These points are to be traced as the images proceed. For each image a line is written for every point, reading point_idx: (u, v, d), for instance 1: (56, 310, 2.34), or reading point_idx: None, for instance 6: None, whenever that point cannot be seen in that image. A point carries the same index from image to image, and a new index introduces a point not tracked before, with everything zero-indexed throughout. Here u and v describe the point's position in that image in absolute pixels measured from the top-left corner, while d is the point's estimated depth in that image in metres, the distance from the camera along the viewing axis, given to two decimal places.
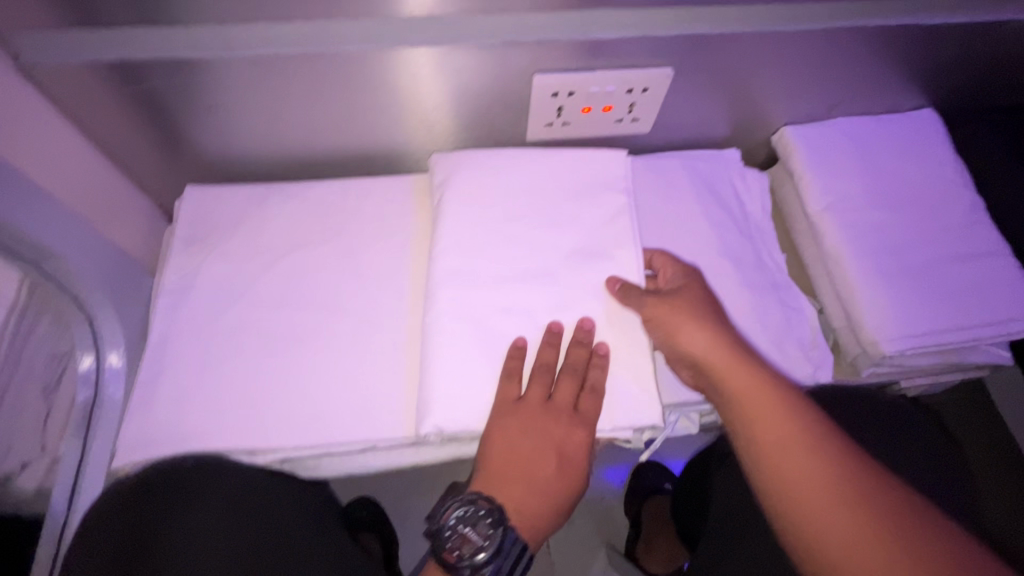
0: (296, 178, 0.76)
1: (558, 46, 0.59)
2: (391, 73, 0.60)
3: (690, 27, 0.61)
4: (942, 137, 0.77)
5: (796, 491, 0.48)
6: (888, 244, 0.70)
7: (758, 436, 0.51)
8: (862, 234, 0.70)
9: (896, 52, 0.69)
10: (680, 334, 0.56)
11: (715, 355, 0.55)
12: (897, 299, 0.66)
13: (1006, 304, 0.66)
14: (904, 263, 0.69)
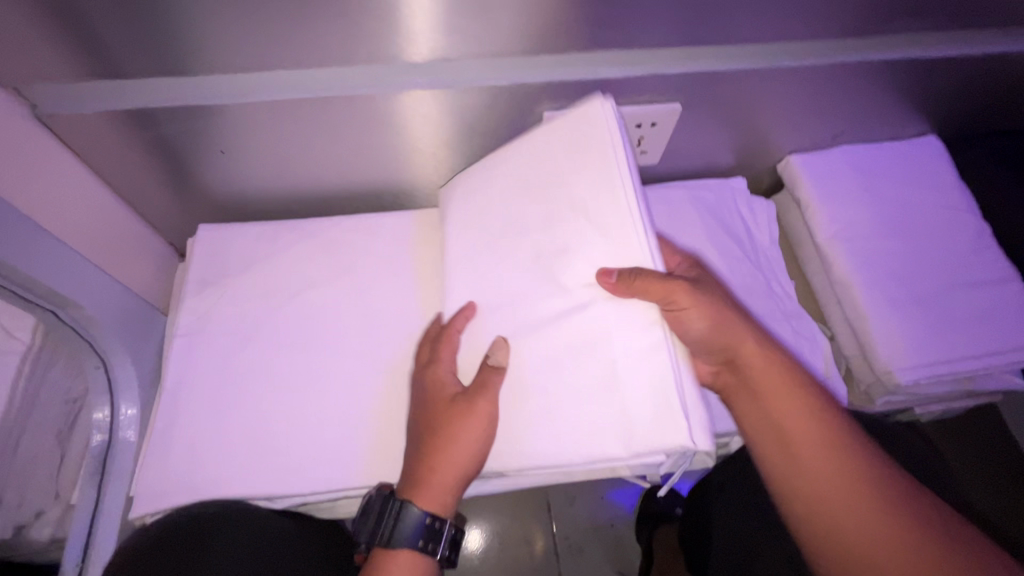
0: (306, 213, 0.76)
1: (569, 86, 0.60)
2: (403, 113, 0.61)
3: (697, 65, 0.62)
4: (946, 164, 0.78)
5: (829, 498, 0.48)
6: (897, 272, 0.70)
7: (790, 445, 0.49)
8: (870, 262, 0.71)
9: (898, 84, 0.71)
10: (717, 330, 0.51)
11: (735, 334, 0.52)
12: (909, 328, 0.67)
13: (1018, 331, 0.67)
14: (914, 291, 0.69)
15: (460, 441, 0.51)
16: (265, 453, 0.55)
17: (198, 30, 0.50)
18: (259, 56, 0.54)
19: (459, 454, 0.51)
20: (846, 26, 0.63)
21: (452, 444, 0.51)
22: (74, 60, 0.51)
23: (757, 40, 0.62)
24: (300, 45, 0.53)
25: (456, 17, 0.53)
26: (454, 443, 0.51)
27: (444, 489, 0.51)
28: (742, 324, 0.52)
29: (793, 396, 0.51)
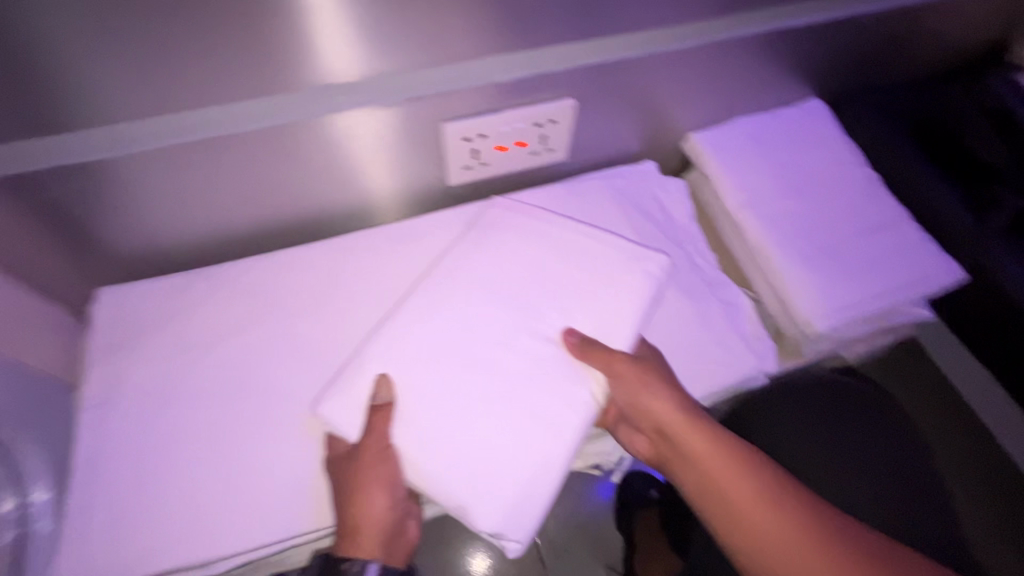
0: (220, 259, 0.73)
1: (460, 96, 0.61)
2: (299, 146, 0.60)
3: (583, 58, 0.64)
4: (831, 124, 0.84)
5: (757, 537, 0.50)
6: (802, 228, 0.74)
7: (722, 489, 0.53)
8: (776, 224, 0.74)
9: (774, 54, 0.75)
10: (647, 398, 0.57)
11: (676, 418, 0.56)
12: (822, 279, 0.70)
13: (915, 267, 0.72)
14: (821, 244, 0.73)
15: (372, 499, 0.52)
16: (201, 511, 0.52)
17: (63, 82, 0.48)
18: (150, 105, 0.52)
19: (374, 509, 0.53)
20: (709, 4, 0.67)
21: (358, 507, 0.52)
22: None
23: (632, 26, 0.66)
24: (195, 88, 0.53)
25: (331, 40, 0.53)
26: (364, 501, 0.52)
27: None
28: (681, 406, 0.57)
29: (727, 458, 0.54)
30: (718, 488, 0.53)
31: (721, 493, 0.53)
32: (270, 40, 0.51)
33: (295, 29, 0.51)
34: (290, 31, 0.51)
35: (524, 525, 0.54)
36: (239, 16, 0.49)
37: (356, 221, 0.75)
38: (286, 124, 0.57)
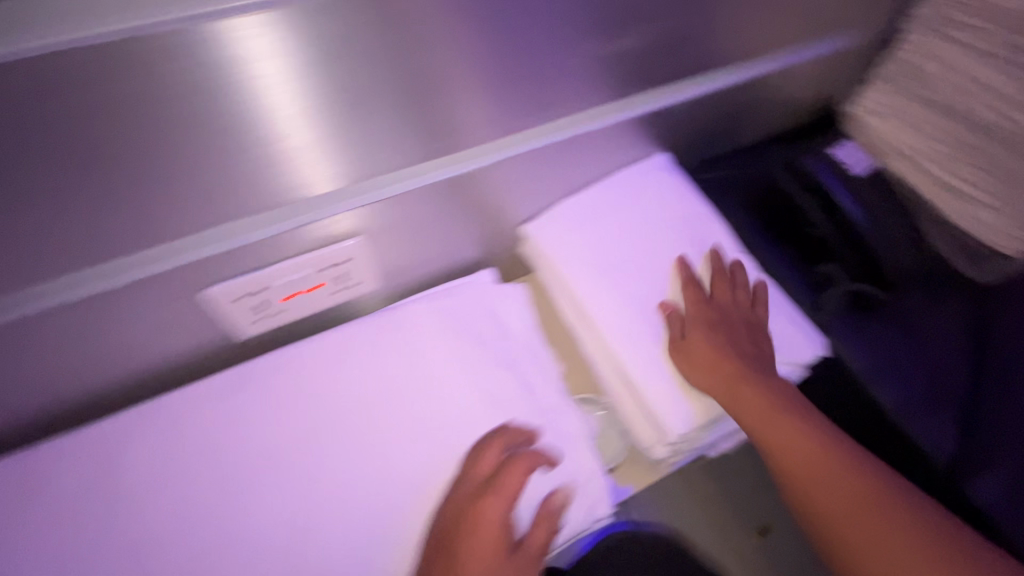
0: (14, 444, 0.65)
1: (213, 265, 0.56)
2: (38, 345, 0.55)
3: (344, 199, 0.59)
4: (676, 189, 0.78)
5: (860, 543, 0.54)
6: (647, 325, 0.69)
7: (803, 486, 0.58)
8: (617, 320, 0.69)
9: (584, 147, 0.71)
10: (717, 369, 0.63)
11: (805, 439, 0.59)
12: (669, 379, 0.65)
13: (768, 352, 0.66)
14: (666, 334, 0.68)
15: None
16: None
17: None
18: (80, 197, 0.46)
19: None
20: (508, 121, 0.62)
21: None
22: None
23: (410, 159, 0.60)
24: (266, 175, 0.52)
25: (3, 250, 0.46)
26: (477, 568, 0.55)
27: None
28: (766, 398, 0.61)
29: (828, 464, 0.57)
30: (814, 496, 0.57)
31: (829, 491, 0.57)
32: (314, 144, 0.52)
33: (342, 130, 0.52)
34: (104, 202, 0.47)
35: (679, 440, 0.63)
36: (308, 121, 0.50)
37: (176, 374, 0.69)
38: (33, 321, 0.52)
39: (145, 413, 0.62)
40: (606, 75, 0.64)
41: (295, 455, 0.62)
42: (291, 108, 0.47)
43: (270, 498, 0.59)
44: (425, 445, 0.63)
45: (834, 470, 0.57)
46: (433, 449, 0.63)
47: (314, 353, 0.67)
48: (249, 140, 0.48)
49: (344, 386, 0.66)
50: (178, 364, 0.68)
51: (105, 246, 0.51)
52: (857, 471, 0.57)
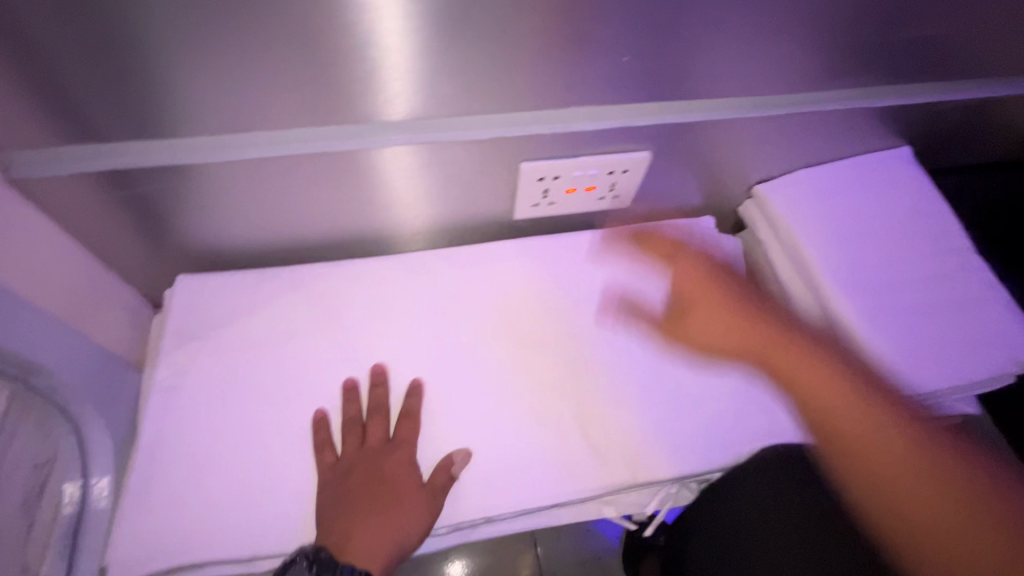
0: (292, 261, 0.74)
1: (541, 139, 0.62)
2: (380, 171, 0.62)
3: (653, 114, 0.65)
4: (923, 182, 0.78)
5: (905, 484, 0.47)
6: (882, 298, 0.70)
7: (825, 413, 0.52)
8: (848, 282, 0.71)
9: (853, 123, 0.75)
10: (683, 312, 0.65)
11: (830, 393, 0.53)
12: (897, 345, 0.67)
13: (1000, 348, 0.68)
14: (897, 306, 0.70)
15: (405, 518, 0.53)
16: (223, 503, 0.52)
17: (167, 88, 0.49)
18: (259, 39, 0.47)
19: (406, 530, 0.53)
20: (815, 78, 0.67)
21: (402, 515, 0.53)
22: (48, 122, 0.49)
23: (717, 95, 0.66)
24: (633, 70, 0.58)
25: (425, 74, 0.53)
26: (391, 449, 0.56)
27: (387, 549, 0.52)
28: (740, 317, 0.62)
29: (854, 404, 0.52)
30: (820, 411, 0.53)
31: (819, 396, 0.53)
32: (685, 52, 0.58)
33: (710, 45, 0.58)
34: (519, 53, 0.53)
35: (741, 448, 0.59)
36: (696, 30, 0.55)
37: (432, 240, 0.76)
38: (393, 150, 0.59)
39: (422, 258, 0.69)
40: (909, 62, 0.68)
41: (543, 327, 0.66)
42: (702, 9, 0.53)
43: (520, 352, 0.64)
44: (664, 341, 0.66)
45: (892, 462, 0.47)
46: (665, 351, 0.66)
47: (561, 246, 0.72)
48: (638, 42, 0.55)
49: (587, 277, 0.70)
50: (437, 226, 0.74)
51: (235, 106, 0.52)
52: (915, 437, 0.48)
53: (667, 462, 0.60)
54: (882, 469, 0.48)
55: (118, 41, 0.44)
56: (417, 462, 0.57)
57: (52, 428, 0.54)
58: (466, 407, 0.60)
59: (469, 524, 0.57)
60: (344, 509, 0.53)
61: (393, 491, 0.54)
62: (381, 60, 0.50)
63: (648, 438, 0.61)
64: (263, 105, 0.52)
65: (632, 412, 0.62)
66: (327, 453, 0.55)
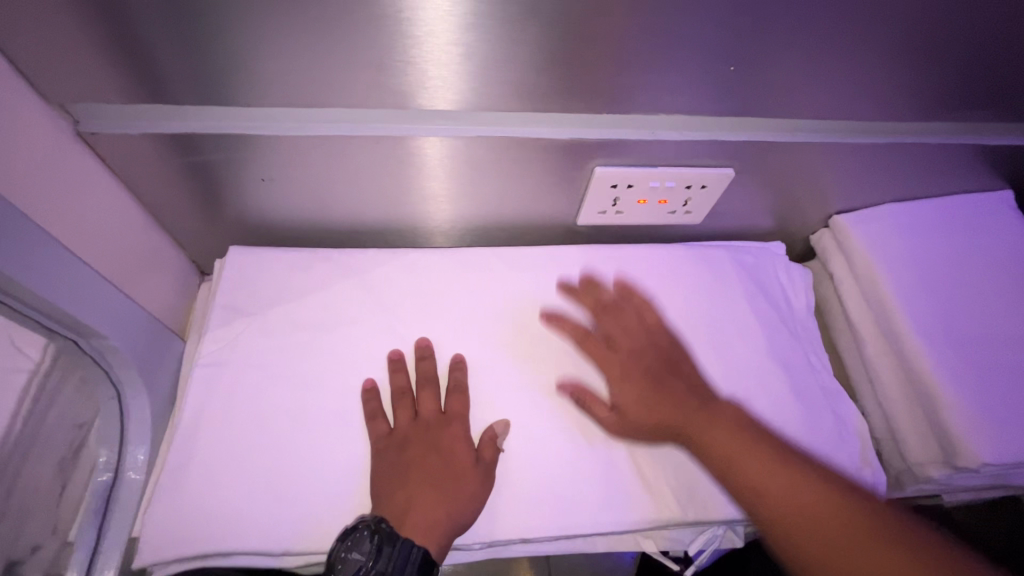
0: (342, 244, 0.71)
1: (621, 145, 0.59)
2: (447, 162, 0.59)
3: (743, 130, 0.61)
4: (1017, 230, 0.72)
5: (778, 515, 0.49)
6: (967, 353, 0.65)
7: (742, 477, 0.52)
8: (932, 331, 0.66)
9: (951, 160, 0.69)
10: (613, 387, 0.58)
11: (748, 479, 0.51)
12: (986, 407, 0.61)
13: None
14: (987, 364, 0.64)
15: (459, 494, 0.51)
16: (261, 488, 0.51)
17: (245, 55, 0.46)
18: (367, 19, 0.44)
19: (464, 508, 0.51)
20: (923, 108, 0.61)
21: (458, 491, 0.52)
22: (123, 80, 0.47)
23: (815, 116, 0.60)
24: (727, 83, 0.54)
25: (510, 67, 0.50)
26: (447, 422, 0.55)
27: (441, 526, 0.50)
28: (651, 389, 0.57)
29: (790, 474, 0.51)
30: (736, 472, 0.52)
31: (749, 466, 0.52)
32: (788, 68, 0.53)
33: (817, 64, 0.53)
34: (614, 54, 0.50)
35: None
36: (804, 43, 0.51)
37: (488, 238, 0.73)
38: (466, 142, 0.56)
39: (480, 255, 0.66)
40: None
41: (601, 337, 0.63)
42: (814, 23, 0.49)
43: (572, 364, 0.61)
44: (717, 370, 0.63)
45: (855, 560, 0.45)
46: (728, 383, 0.62)
47: (625, 258, 0.68)
48: (745, 51, 0.51)
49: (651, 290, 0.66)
50: (496, 225, 0.71)
51: (316, 79, 0.49)
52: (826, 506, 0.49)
53: (720, 502, 0.56)
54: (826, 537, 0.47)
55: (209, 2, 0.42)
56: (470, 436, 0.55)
57: (97, 388, 0.52)
58: (511, 418, 0.57)
59: (504, 541, 0.55)
60: (400, 481, 0.52)
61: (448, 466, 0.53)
62: (470, 47, 0.47)
63: (699, 473, 0.57)
64: (348, 81, 0.49)
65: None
66: (378, 423, 0.54)
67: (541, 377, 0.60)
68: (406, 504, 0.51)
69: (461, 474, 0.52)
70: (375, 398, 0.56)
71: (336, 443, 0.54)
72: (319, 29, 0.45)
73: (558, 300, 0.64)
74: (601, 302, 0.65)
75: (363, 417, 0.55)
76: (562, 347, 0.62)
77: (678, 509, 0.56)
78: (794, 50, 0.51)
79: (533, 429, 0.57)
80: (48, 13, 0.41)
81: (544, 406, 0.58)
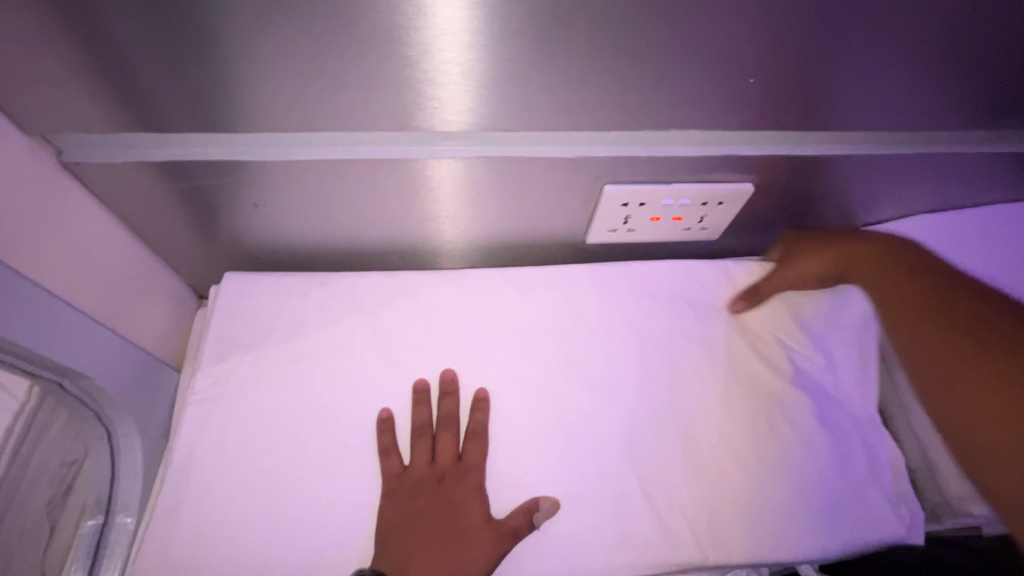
0: (342, 266, 0.69)
1: (632, 162, 0.55)
2: (448, 184, 0.56)
3: (762, 143, 0.57)
4: None
5: (912, 331, 0.52)
6: None
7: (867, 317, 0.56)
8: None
9: (988, 170, 0.65)
10: (790, 269, 0.62)
11: (864, 285, 0.58)
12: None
13: None
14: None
15: (465, 553, 0.48)
16: (254, 534, 0.49)
17: (232, 81, 0.44)
18: (360, 42, 0.42)
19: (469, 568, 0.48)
20: (959, 117, 0.57)
21: (464, 548, 0.49)
22: (106, 108, 0.45)
23: (840, 126, 0.56)
24: (747, 97, 0.50)
25: (514, 86, 0.47)
26: (467, 472, 0.52)
27: None
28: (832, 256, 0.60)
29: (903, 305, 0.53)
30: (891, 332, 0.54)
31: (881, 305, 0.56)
32: (812, 78, 0.49)
33: (844, 73, 0.49)
34: (625, 70, 0.46)
35: (818, 525, 0.54)
36: (830, 54, 0.47)
37: (494, 258, 0.70)
38: (467, 164, 0.53)
39: (485, 279, 0.63)
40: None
41: (614, 364, 0.59)
42: (841, 33, 0.45)
43: (583, 395, 0.57)
44: (738, 399, 0.59)
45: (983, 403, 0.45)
46: (751, 414, 0.58)
47: (637, 278, 0.64)
48: (766, 63, 0.47)
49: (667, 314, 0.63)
50: (502, 244, 0.68)
51: (309, 103, 0.46)
52: (920, 327, 0.51)
53: (741, 546, 0.52)
54: (945, 372, 0.48)
55: (191, 28, 0.39)
56: (485, 490, 0.52)
57: (86, 427, 0.51)
58: (518, 454, 0.54)
59: None
60: (405, 530, 0.49)
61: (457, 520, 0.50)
62: (469, 66, 0.44)
63: (721, 514, 0.53)
64: (343, 104, 0.47)
65: (705, 480, 0.55)
66: (392, 458, 0.52)
67: (549, 409, 0.56)
68: (408, 554, 0.48)
69: (472, 532, 0.49)
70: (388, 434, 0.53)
71: (333, 485, 0.51)
72: (310, 53, 0.42)
73: (568, 326, 0.61)
74: (613, 327, 0.61)
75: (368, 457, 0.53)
76: (572, 377, 0.58)
77: (697, 553, 0.52)
78: (818, 61, 0.47)
79: (541, 466, 0.54)
80: (20, 40, 0.39)
81: (553, 441, 0.55)
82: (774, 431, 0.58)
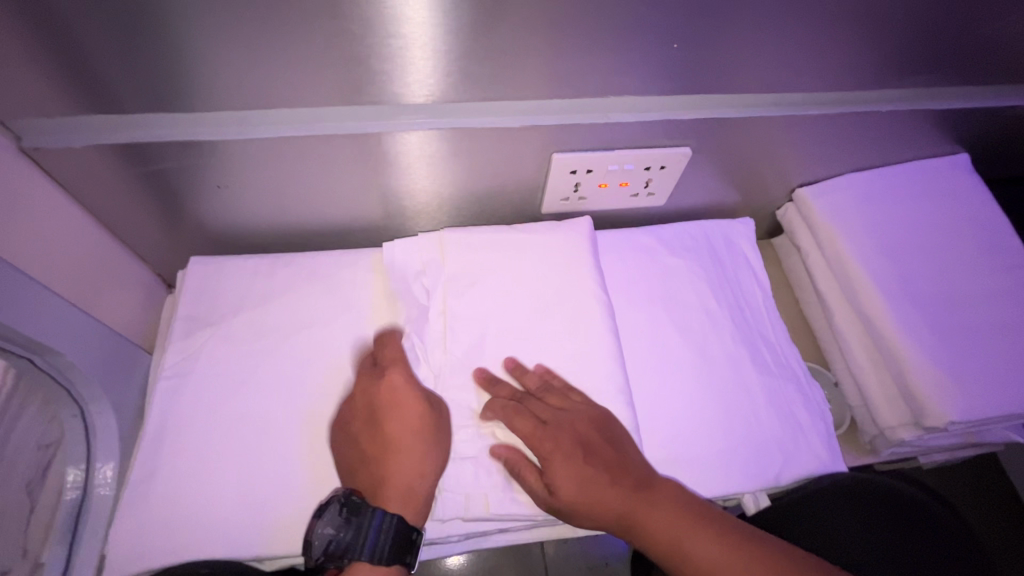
0: (307, 247, 0.71)
1: (577, 130, 0.59)
2: (401, 157, 0.58)
3: (696, 108, 0.61)
4: (974, 193, 0.74)
5: None
6: (932, 315, 0.66)
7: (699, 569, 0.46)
8: (895, 295, 0.67)
9: (905, 128, 0.70)
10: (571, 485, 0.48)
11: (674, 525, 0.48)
12: (952, 366, 0.62)
13: None
14: (952, 324, 0.65)
15: (408, 458, 0.50)
16: (229, 496, 0.51)
17: (181, 60, 0.46)
18: (305, 16, 0.44)
19: (410, 477, 0.50)
20: (870, 76, 0.62)
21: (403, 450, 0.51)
22: (60, 91, 0.47)
23: (765, 89, 0.61)
24: (674, 62, 0.55)
25: (454, 56, 0.50)
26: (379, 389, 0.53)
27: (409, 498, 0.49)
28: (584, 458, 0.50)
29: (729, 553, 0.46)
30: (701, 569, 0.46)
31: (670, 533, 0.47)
32: (730, 42, 0.54)
33: (759, 35, 0.54)
34: (558, 39, 0.50)
35: (759, 459, 0.59)
36: (742, 18, 0.51)
37: None
38: (420, 136, 0.56)
39: None
40: (971, 63, 0.63)
41: None
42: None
43: None
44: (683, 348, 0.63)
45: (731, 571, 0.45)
46: (693, 362, 0.63)
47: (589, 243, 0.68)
48: (687, 29, 0.51)
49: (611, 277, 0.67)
50: (462, 219, 0.70)
51: (257, 81, 0.49)
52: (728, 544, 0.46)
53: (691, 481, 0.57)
54: None
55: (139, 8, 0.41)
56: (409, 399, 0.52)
57: (59, 405, 0.52)
58: None
59: (480, 532, 0.55)
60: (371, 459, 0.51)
61: (398, 426, 0.51)
62: (409, 38, 0.47)
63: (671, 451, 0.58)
64: (293, 79, 0.49)
65: (658, 424, 0.59)
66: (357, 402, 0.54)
67: None
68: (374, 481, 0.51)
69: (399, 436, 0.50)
70: (357, 397, 0.56)
71: (306, 446, 0.54)
72: (258, 30, 0.45)
73: None
74: None
75: (340, 419, 0.55)
76: None
77: None
78: (734, 25, 0.52)
79: None
80: None
81: None
82: (712, 372, 0.63)
